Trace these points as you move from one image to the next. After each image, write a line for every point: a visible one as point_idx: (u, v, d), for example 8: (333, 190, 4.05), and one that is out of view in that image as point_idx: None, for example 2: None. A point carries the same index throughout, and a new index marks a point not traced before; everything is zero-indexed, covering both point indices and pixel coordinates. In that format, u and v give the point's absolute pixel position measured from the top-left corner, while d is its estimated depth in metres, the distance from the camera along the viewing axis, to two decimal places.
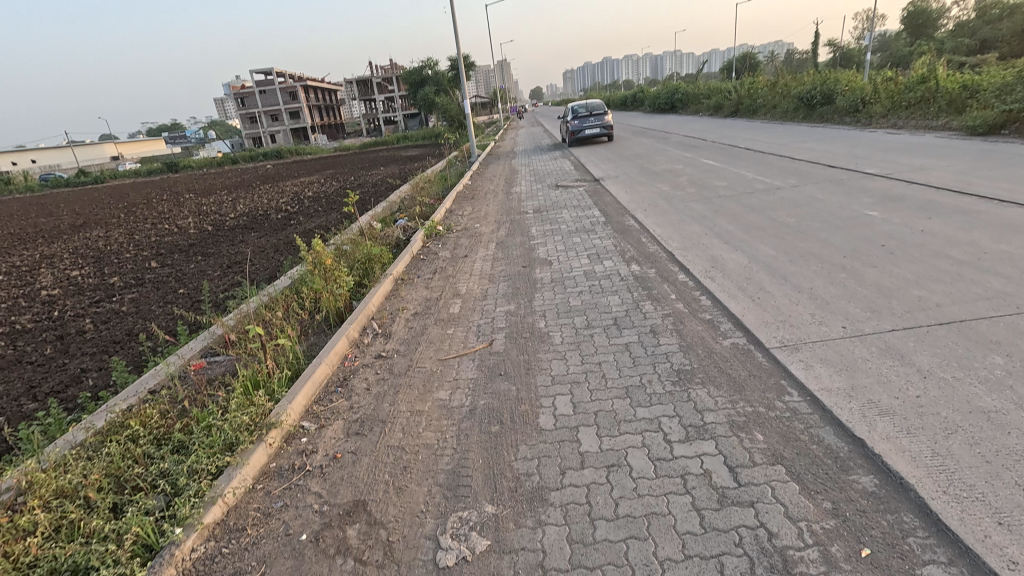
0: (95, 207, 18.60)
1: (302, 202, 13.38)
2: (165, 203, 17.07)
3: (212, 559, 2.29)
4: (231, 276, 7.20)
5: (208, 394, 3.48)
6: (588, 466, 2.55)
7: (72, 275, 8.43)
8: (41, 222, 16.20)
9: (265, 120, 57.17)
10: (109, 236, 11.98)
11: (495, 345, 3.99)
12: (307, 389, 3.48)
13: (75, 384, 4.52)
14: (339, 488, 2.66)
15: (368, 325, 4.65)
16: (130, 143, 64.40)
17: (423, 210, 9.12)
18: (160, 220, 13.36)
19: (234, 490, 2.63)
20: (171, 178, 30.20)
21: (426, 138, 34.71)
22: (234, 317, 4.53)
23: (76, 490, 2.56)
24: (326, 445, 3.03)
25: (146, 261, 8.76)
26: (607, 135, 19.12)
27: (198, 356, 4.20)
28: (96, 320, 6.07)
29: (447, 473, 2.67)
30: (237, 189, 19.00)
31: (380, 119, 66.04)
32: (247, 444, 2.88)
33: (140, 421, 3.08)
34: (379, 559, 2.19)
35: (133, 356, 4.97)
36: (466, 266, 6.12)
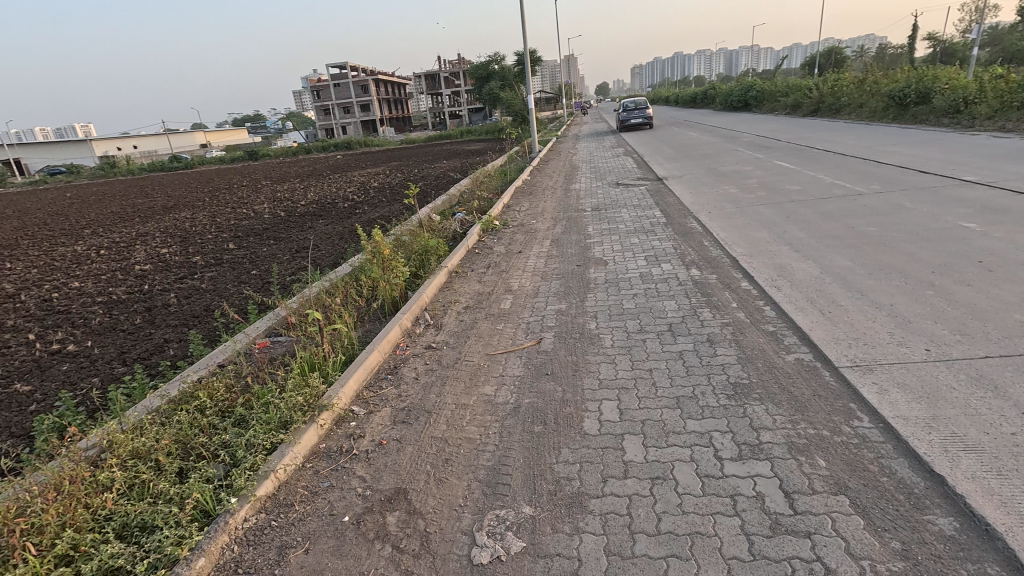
0: (184, 191, 20.13)
1: (368, 192, 13.89)
2: (245, 189, 18.25)
3: (262, 530, 2.42)
4: (298, 261, 7.57)
5: (269, 373, 3.67)
6: (631, 476, 2.47)
7: (161, 253, 9.18)
8: (138, 203, 17.74)
9: (337, 111, 59.64)
10: (195, 217, 12.94)
11: (543, 344, 3.96)
12: (359, 374, 3.60)
13: (158, 352, 4.93)
14: (382, 474, 2.72)
15: (421, 315, 4.75)
16: (217, 132, 69.44)
17: (481, 204, 9.20)
18: (239, 205, 14.29)
19: (286, 466, 2.76)
20: (251, 165, 32.16)
21: (490, 133, 35.00)
22: (296, 301, 4.75)
23: (149, 453, 2.77)
24: (373, 431, 3.11)
25: (225, 243, 9.39)
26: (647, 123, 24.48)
27: (262, 335, 4.44)
28: (179, 295, 6.58)
29: (487, 469, 2.67)
30: (309, 177, 19.95)
31: (446, 112, 67.29)
32: (300, 424, 3.01)
33: (208, 393, 3.30)
34: (416, 549, 2.23)
35: (208, 330, 5.35)
36: (519, 262, 6.10)
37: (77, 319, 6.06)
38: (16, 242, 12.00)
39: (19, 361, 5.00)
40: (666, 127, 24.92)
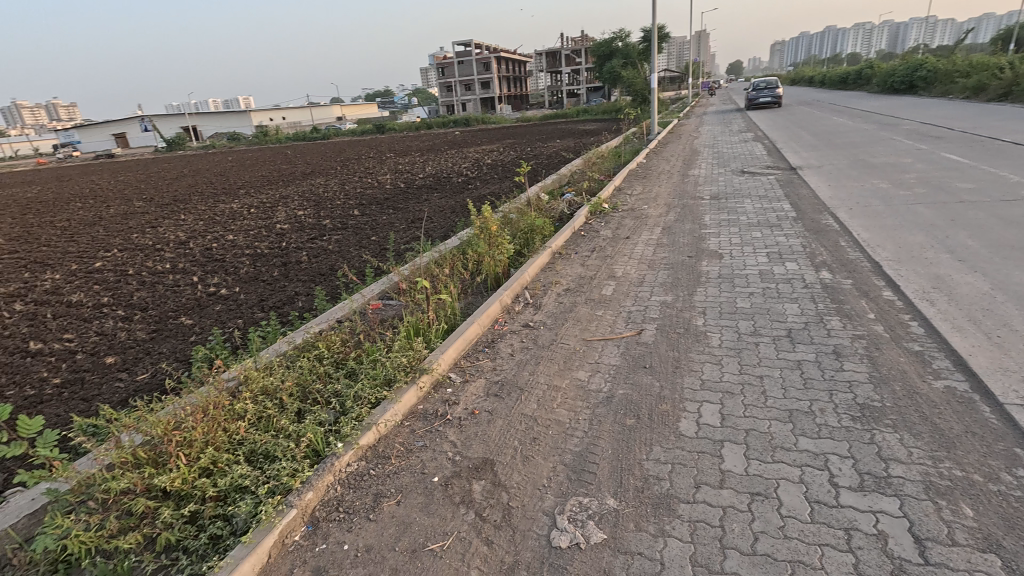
0: (320, 160, 22.18)
1: (481, 168, 14.25)
2: (372, 160, 19.66)
3: (362, 477, 2.64)
4: (412, 230, 8.01)
5: (379, 332, 3.95)
6: (728, 487, 2.30)
7: (298, 214, 10.24)
8: (283, 168, 19.91)
9: (459, 88, 61.54)
10: (328, 184, 14.21)
11: (643, 335, 3.80)
12: (458, 344, 3.75)
13: (290, 303, 5.54)
14: (472, 442, 2.82)
15: (521, 293, 4.81)
16: (353, 107, 75.34)
17: (591, 186, 9.01)
18: (366, 175, 15.45)
19: (386, 421, 2.96)
20: (379, 138, 34.49)
21: (607, 113, 33.99)
22: (408, 268, 5.03)
23: (276, 391, 3.13)
24: (467, 400, 3.23)
25: (351, 209, 10.22)
26: (775, 101, 23.44)
27: (376, 297, 4.78)
28: (310, 254, 7.31)
29: (573, 454, 2.65)
30: (427, 152, 20.95)
31: (563, 91, 66.43)
32: (402, 384, 3.22)
33: (326, 344, 3.64)
34: (497, 520, 2.29)
35: (332, 288, 5.89)
36: (626, 248, 5.91)
37: (229, 267, 7.00)
38: (189, 198, 14.10)
39: (185, 298, 5.91)
40: (807, 110, 22.38)
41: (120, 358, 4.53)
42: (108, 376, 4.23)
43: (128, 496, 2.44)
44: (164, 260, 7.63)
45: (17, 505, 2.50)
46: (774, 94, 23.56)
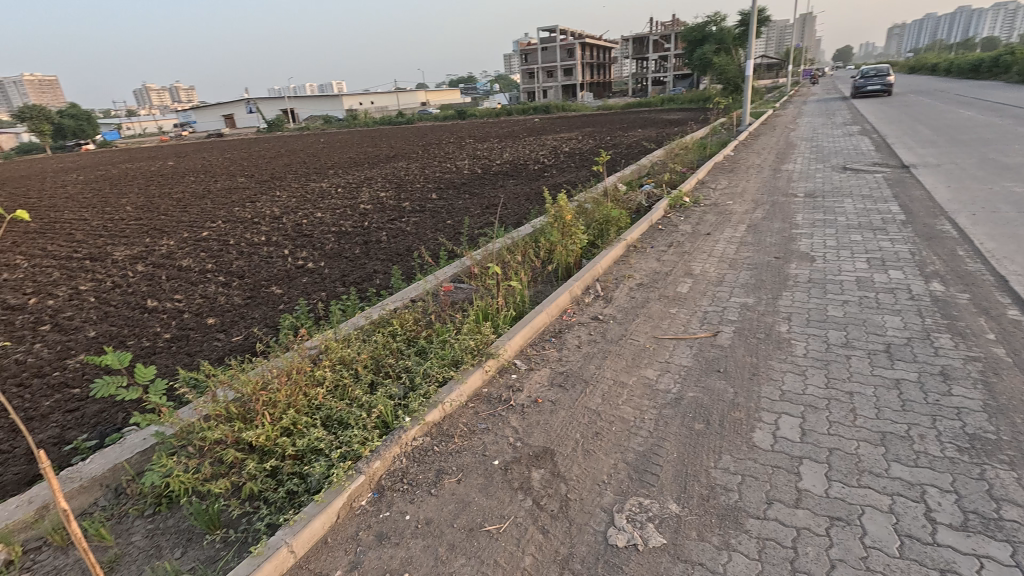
0: (404, 144, 23.00)
1: (559, 156, 14.10)
2: (452, 145, 20.06)
3: (427, 452, 2.74)
4: (487, 216, 8.11)
5: (449, 314, 4.06)
6: (804, 508, 2.15)
7: (380, 196, 10.69)
8: (369, 151, 20.87)
9: (541, 75, 61.12)
10: (409, 168, 14.70)
11: (719, 338, 3.61)
12: (525, 332, 3.77)
13: (368, 280, 5.82)
14: (533, 430, 2.83)
15: (592, 285, 4.73)
16: (437, 94, 77.24)
17: (672, 178, 8.64)
18: (446, 160, 15.81)
19: (452, 400, 3.05)
20: (460, 124, 35.18)
21: (694, 101, 32.35)
22: (481, 253, 5.10)
23: (352, 361, 3.31)
24: (531, 387, 3.24)
25: (429, 193, 10.52)
26: (887, 89, 21.40)
27: (448, 279, 4.90)
28: (390, 234, 7.63)
29: (636, 454, 2.58)
30: (506, 138, 21.07)
31: (649, 78, 63.99)
32: (469, 365, 3.29)
33: (400, 322, 3.79)
34: (554, 510, 2.29)
35: (408, 268, 6.11)
36: (706, 245, 5.63)
37: (316, 243, 7.48)
38: (285, 176, 15.19)
39: (277, 269, 6.39)
40: (927, 101, 20.03)
41: (219, 319, 5.01)
42: (209, 335, 4.68)
43: (221, 446, 2.69)
44: (260, 233, 8.28)
45: (131, 442, 2.84)
46: (886, 82, 21.52)
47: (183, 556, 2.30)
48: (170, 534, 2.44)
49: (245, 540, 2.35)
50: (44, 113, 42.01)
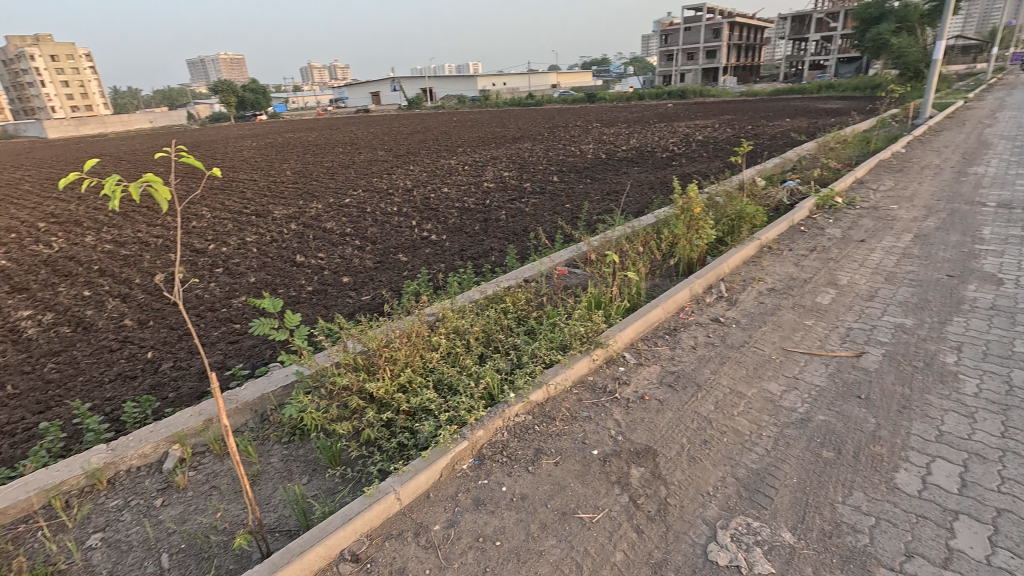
0: (531, 125, 23.24)
1: (691, 145, 13.27)
2: (579, 129, 19.81)
3: (527, 429, 2.79)
4: (607, 203, 7.92)
5: (561, 298, 4.05)
6: (953, 571, 1.83)
7: (503, 176, 10.93)
8: (497, 131, 21.43)
9: (681, 57, 57.59)
10: (534, 149, 14.82)
11: (863, 359, 3.18)
12: (637, 325, 3.64)
13: (485, 256, 6.02)
14: (637, 427, 2.75)
15: (715, 284, 4.42)
16: (570, 76, 76.54)
17: (822, 175, 7.70)
18: (571, 143, 15.67)
19: (557, 384, 3.06)
20: (589, 107, 34.53)
21: (860, 89, 28.35)
22: (598, 240, 5.00)
23: (465, 332, 3.46)
24: (639, 383, 3.14)
25: (551, 175, 10.53)
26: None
27: (563, 263, 4.88)
28: (509, 213, 7.79)
29: (748, 471, 2.39)
30: (635, 123, 20.32)
31: (806, 62, 57.25)
32: (576, 352, 3.28)
33: (512, 300, 3.87)
34: (651, 512, 2.21)
35: (523, 248, 6.21)
36: (858, 253, 4.95)
37: (441, 216, 7.89)
38: (418, 152, 16.19)
39: (404, 238, 6.87)
40: None
41: (352, 278, 5.53)
42: (343, 292, 5.19)
43: (347, 392, 2.99)
44: (393, 203, 8.94)
45: (277, 377, 3.26)
46: None
47: (309, 483, 2.62)
48: (300, 462, 2.77)
49: (360, 479, 2.59)
50: (231, 86, 49.06)
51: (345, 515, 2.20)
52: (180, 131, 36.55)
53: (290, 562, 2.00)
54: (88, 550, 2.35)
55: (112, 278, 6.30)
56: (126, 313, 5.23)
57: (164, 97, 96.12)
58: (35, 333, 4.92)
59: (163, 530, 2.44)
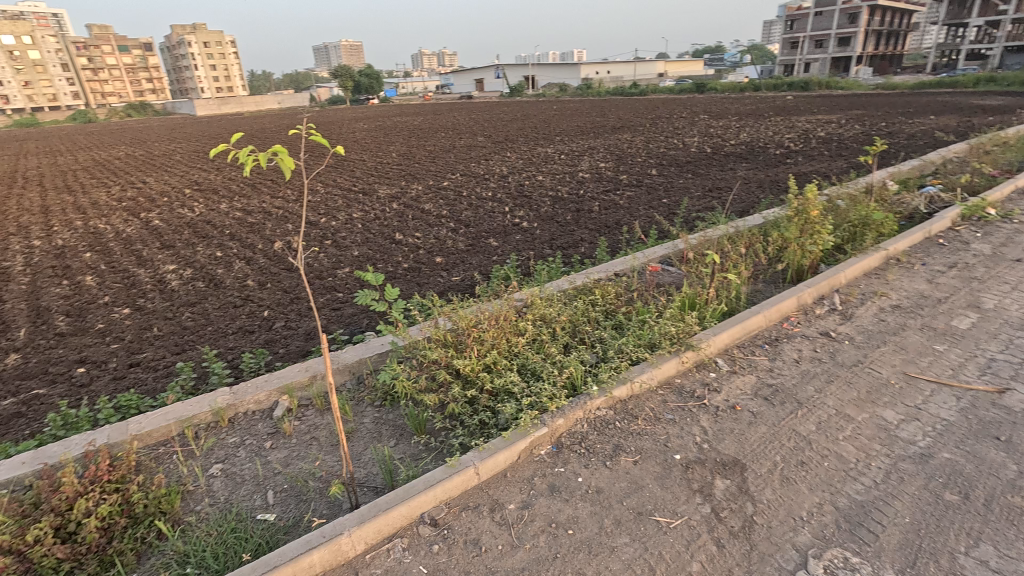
0: (633, 115, 22.51)
1: (810, 142, 12.13)
2: (684, 121, 18.85)
3: (607, 424, 2.75)
4: (709, 200, 7.50)
5: (653, 295, 3.92)
6: None
7: (600, 166, 10.73)
8: (597, 121, 21.04)
9: (807, 44, 52.54)
10: (634, 141, 14.37)
11: (1006, 397, 2.76)
12: (734, 331, 3.44)
13: (574, 247, 5.97)
14: (725, 437, 2.61)
15: (827, 295, 4.04)
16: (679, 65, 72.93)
17: (971, 182, 6.70)
18: (674, 135, 14.98)
19: (642, 382, 2.98)
20: (697, 98, 32.67)
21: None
22: (697, 238, 4.76)
23: (552, 321, 3.47)
24: (730, 392, 2.97)
25: (649, 168, 10.17)
26: None
27: (657, 260, 4.71)
28: (603, 205, 7.65)
29: (851, 501, 2.18)
30: (747, 117, 18.95)
31: (962, 51, 49.80)
32: (665, 352, 3.17)
33: (602, 292, 3.82)
34: (734, 527, 2.10)
35: (614, 242, 6.07)
36: (1011, 275, 4.27)
37: (534, 204, 7.93)
38: (516, 139, 16.35)
39: (497, 224, 7.00)
40: None
41: (445, 259, 5.75)
42: (436, 271, 5.42)
43: (435, 365, 3.13)
44: (488, 189, 9.13)
45: (374, 345, 3.49)
46: None
47: (396, 446, 2.79)
48: (389, 425, 2.96)
49: (443, 450, 2.72)
50: (349, 71, 52.58)
51: (428, 481, 2.33)
52: (304, 112, 39.89)
53: (376, 516, 2.15)
54: (211, 477, 2.69)
55: (241, 242, 7.07)
56: (250, 275, 5.85)
57: (292, 80, 105.23)
58: (178, 285, 5.67)
59: (271, 470, 2.73)
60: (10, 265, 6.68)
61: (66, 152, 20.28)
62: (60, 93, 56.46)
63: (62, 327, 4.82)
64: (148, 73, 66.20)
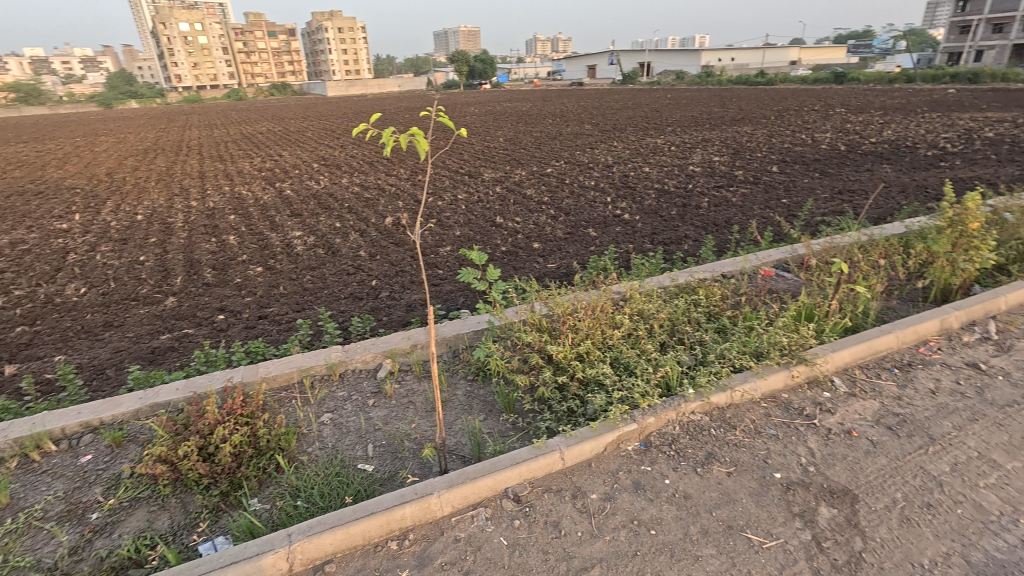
0: (755, 107, 20.85)
1: (973, 143, 10.45)
2: (816, 114, 17.11)
3: (701, 431, 2.63)
4: (837, 203, 6.79)
5: (763, 301, 3.65)
6: None
7: (713, 160, 10.12)
8: (713, 112, 19.78)
9: (981, 28, 44.92)
10: (754, 134, 13.34)
11: None
12: (857, 349, 3.11)
13: (677, 244, 5.72)
14: (835, 463, 2.39)
15: (980, 321, 3.50)
16: (817, 53, 66.01)
17: None
18: (802, 129, 13.68)
19: (744, 392, 2.81)
20: (834, 90, 29.45)
21: None
22: (821, 244, 4.34)
23: (650, 317, 3.37)
24: (846, 415, 2.71)
25: (770, 165, 9.39)
26: None
27: (771, 264, 4.37)
28: (713, 202, 7.22)
29: (987, 557, 1.91)
30: (894, 111, 16.73)
31: None
32: (773, 363, 2.95)
33: (706, 293, 3.63)
34: (838, 561, 1.93)
35: (722, 242, 5.72)
36: None
37: (638, 196, 7.69)
38: (625, 128, 15.89)
39: (598, 214, 6.90)
40: None
41: (544, 245, 5.79)
42: (534, 256, 5.48)
43: (529, 348, 3.19)
44: (592, 178, 9.01)
45: (471, 322, 3.63)
46: None
47: (485, 421, 2.90)
48: (479, 400, 3.08)
49: (529, 431, 2.78)
50: (465, 56, 54.27)
51: (514, 459, 2.39)
52: (420, 95, 41.98)
53: (463, 484, 2.26)
54: (322, 424, 2.99)
55: (357, 215, 7.65)
56: (363, 246, 6.32)
57: (412, 65, 110.70)
58: (302, 250, 6.29)
59: (372, 425, 2.96)
60: (173, 221, 7.82)
61: (221, 125, 23.13)
62: (220, 74, 64.56)
63: (210, 279, 5.56)
64: (291, 56, 73.29)
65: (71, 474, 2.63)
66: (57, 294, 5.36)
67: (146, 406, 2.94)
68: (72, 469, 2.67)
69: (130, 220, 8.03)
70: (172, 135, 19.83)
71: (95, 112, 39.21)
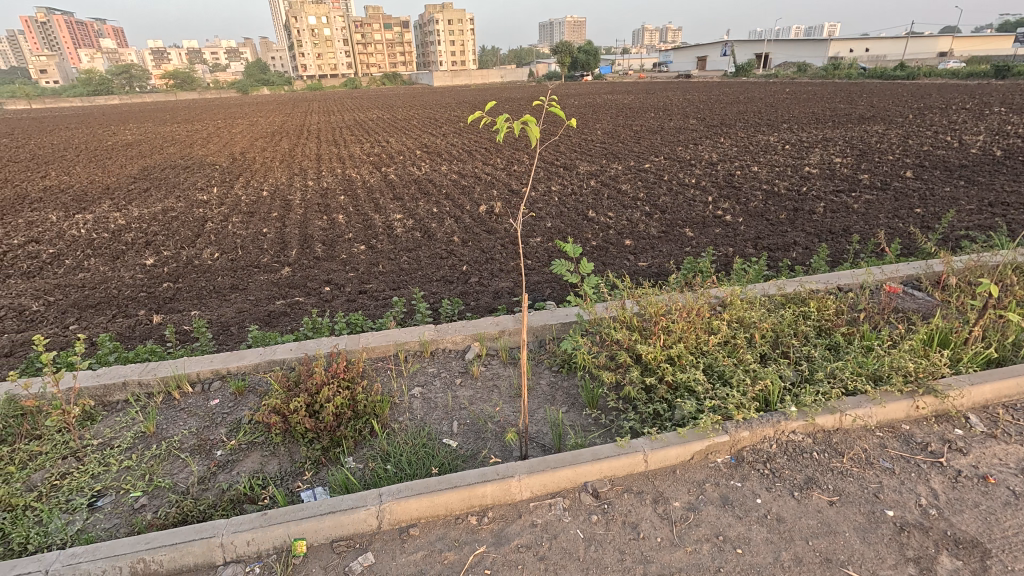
0: (889, 103, 18.60)
1: None
2: (968, 113, 14.89)
3: (801, 453, 2.44)
4: (985, 216, 5.91)
5: (886, 320, 3.29)
6: None
7: (833, 162, 9.21)
8: (838, 108, 17.91)
9: None
10: (886, 134, 11.92)
11: None
12: (1002, 385, 2.70)
13: (784, 250, 5.31)
14: (962, 510, 2.11)
15: None
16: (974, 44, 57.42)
17: None
18: (947, 130, 12.01)
19: (855, 417, 2.56)
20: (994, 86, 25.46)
21: None
22: (964, 261, 3.80)
23: (751, 326, 3.16)
24: (981, 457, 2.37)
25: (903, 169, 8.37)
26: None
27: (898, 280, 3.91)
28: (829, 207, 6.59)
29: None
30: None
31: None
32: (894, 389, 2.64)
33: (818, 305, 3.33)
34: None
35: (837, 252, 5.22)
36: None
37: (743, 197, 7.22)
38: (734, 124, 14.91)
39: (697, 213, 6.58)
40: None
41: (637, 242, 5.64)
42: (627, 253, 5.35)
43: (617, 346, 3.13)
44: (693, 175, 8.59)
45: (560, 314, 3.63)
46: None
47: (568, 413, 2.90)
48: (563, 392, 3.09)
49: (612, 428, 2.74)
50: (569, 47, 53.83)
51: (596, 454, 2.37)
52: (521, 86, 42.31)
53: (544, 471, 2.28)
54: (413, 396, 3.16)
55: (453, 202, 7.92)
56: (457, 232, 6.54)
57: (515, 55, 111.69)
58: (401, 232, 6.63)
59: (458, 403, 3.08)
60: (292, 199, 8.59)
61: (336, 112, 24.93)
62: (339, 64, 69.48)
63: (319, 253, 6.06)
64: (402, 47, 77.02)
65: (202, 413, 3.02)
66: (196, 257, 6.12)
67: (264, 361, 3.28)
68: (203, 409, 3.06)
69: (256, 195, 8.95)
70: (295, 120, 21.73)
71: (235, 97, 43.94)
